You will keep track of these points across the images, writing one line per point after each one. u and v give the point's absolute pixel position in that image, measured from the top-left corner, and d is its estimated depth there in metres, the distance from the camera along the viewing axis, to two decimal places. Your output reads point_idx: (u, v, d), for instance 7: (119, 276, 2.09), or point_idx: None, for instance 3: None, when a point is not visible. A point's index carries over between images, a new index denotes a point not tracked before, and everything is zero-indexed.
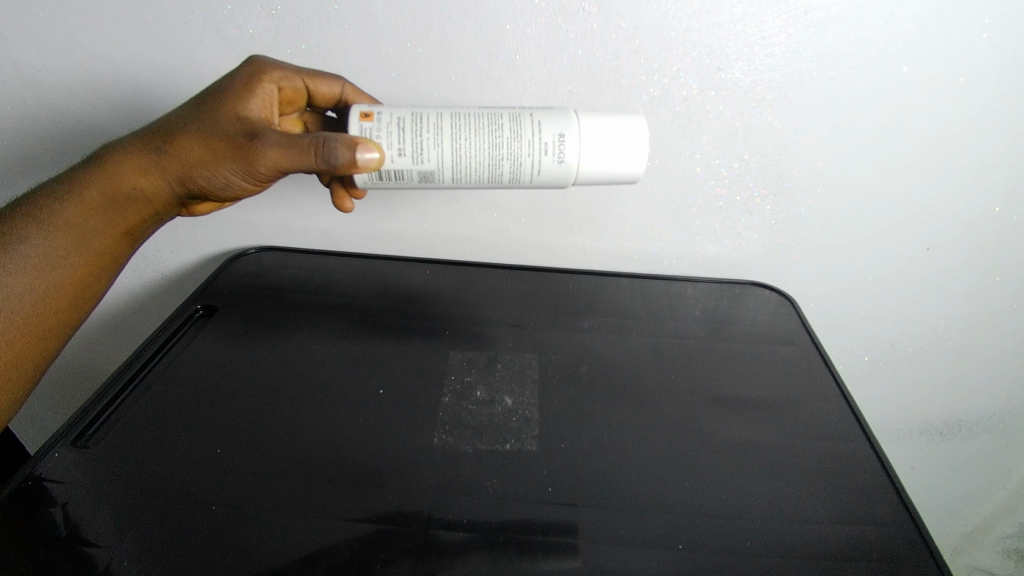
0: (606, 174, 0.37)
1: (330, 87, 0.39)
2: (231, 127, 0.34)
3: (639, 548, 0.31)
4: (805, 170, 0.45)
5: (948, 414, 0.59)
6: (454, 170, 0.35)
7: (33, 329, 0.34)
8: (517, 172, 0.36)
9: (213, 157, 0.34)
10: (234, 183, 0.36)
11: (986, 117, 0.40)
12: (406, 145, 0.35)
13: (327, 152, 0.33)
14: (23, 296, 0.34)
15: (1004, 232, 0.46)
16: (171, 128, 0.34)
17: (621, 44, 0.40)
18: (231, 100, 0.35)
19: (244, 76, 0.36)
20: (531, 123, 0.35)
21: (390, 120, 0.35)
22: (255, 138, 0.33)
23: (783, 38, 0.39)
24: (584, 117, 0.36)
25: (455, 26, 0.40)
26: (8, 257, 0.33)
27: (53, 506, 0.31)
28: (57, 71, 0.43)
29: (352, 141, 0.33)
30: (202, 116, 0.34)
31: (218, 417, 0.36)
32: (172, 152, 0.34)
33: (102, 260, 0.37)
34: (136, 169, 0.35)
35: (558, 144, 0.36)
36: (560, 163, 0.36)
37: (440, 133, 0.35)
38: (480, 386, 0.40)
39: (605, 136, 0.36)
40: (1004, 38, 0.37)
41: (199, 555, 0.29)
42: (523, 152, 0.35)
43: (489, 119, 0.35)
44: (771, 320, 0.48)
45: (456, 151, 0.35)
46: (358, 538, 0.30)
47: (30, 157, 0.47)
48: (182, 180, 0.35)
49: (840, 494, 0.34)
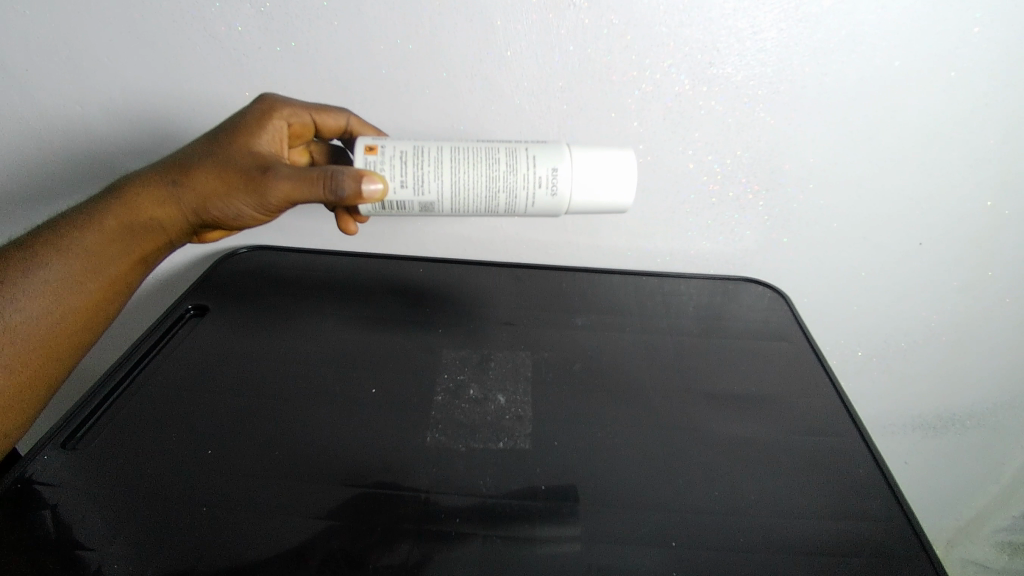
0: (597, 202, 0.38)
1: (336, 120, 0.40)
2: (244, 161, 0.35)
3: (633, 545, 0.31)
4: (798, 166, 0.45)
5: (941, 409, 0.59)
6: (454, 201, 0.36)
7: (48, 350, 0.34)
8: (512, 204, 0.37)
9: (226, 189, 0.35)
10: (246, 214, 0.37)
11: (977, 111, 0.40)
12: (408, 177, 0.36)
13: (335, 184, 0.34)
14: (41, 320, 0.34)
15: (995, 226, 0.46)
16: (187, 160, 0.36)
17: (613, 39, 0.39)
18: (243, 135, 0.36)
19: (256, 112, 0.37)
20: (526, 157, 0.36)
21: (394, 154, 0.36)
22: (267, 171, 0.34)
23: (775, 33, 0.39)
24: (578, 148, 0.37)
25: (445, 22, 0.39)
26: (25, 277, 0.33)
27: (44, 508, 0.30)
28: (44, 71, 0.43)
29: (357, 173, 0.34)
30: (217, 150, 0.35)
31: (211, 418, 0.36)
32: (187, 182, 0.35)
33: (117, 285, 0.37)
34: (153, 199, 0.36)
35: (551, 178, 0.36)
36: (554, 196, 0.37)
37: (440, 167, 0.36)
38: (474, 384, 0.40)
39: (597, 167, 0.37)
40: (995, 33, 0.37)
41: (190, 556, 0.29)
42: (518, 185, 0.36)
43: (487, 153, 0.36)
44: (765, 316, 0.48)
45: (454, 184, 0.36)
46: (349, 538, 0.30)
47: (18, 158, 0.47)
48: (197, 210, 0.36)
49: (832, 489, 0.35)
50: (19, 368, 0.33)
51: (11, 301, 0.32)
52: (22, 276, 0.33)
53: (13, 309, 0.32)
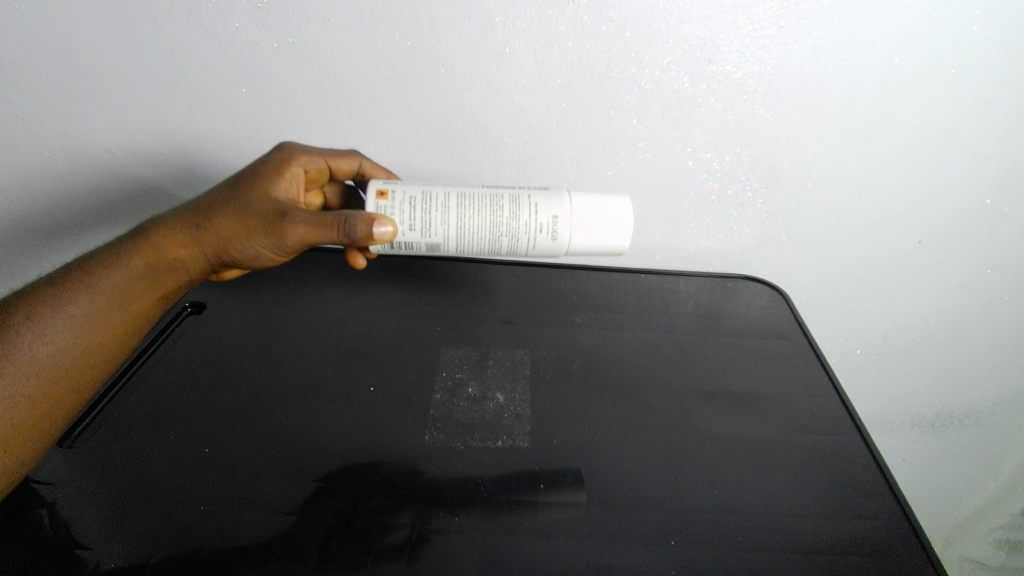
0: (594, 246, 0.39)
1: (350, 164, 0.42)
2: (264, 206, 0.37)
3: (632, 544, 0.31)
4: (798, 163, 0.45)
5: (940, 406, 0.60)
6: (459, 244, 0.38)
7: (69, 381, 0.35)
8: (514, 246, 0.38)
9: (246, 232, 0.37)
10: (263, 255, 0.38)
11: (978, 108, 0.40)
12: (416, 221, 0.37)
13: (348, 227, 0.35)
14: (66, 353, 0.35)
15: (995, 225, 0.46)
16: (209, 205, 0.38)
17: (612, 36, 0.39)
18: (262, 182, 0.38)
19: (275, 160, 0.39)
20: (529, 204, 0.38)
21: (403, 199, 0.37)
22: (285, 216, 0.36)
23: (775, 30, 0.38)
24: (578, 196, 0.38)
25: (442, 19, 0.39)
26: (51, 315, 0.35)
27: (41, 508, 0.31)
28: (41, 66, 0.42)
29: (369, 217, 0.36)
30: (238, 196, 0.37)
31: (208, 417, 0.36)
32: (209, 226, 0.37)
33: (137, 321, 0.38)
34: (177, 241, 0.38)
35: (552, 225, 0.38)
36: (555, 240, 0.38)
37: (447, 213, 0.37)
38: (472, 383, 0.40)
39: (595, 211, 0.38)
40: (996, 30, 0.36)
41: (186, 554, 0.29)
42: (521, 231, 0.37)
43: (492, 200, 0.37)
44: (764, 315, 0.48)
45: (460, 229, 0.37)
46: (347, 540, 0.30)
47: (18, 153, 0.47)
48: (217, 251, 0.38)
49: (831, 487, 0.35)
50: (42, 398, 0.34)
51: (37, 336, 0.34)
52: (48, 312, 0.35)
53: (39, 342, 0.34)
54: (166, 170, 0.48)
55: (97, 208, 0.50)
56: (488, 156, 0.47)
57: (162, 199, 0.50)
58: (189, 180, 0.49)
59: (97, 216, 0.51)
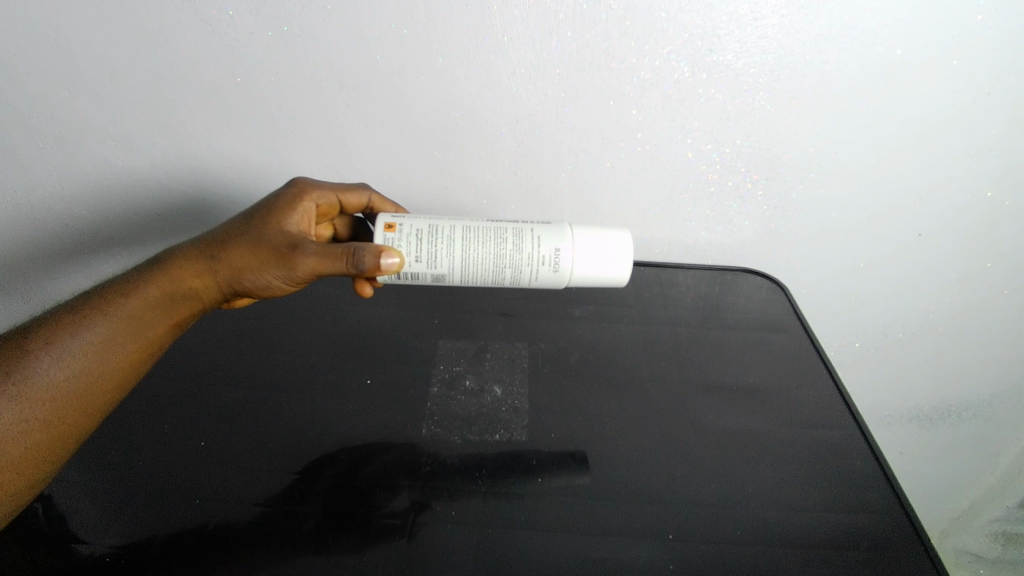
0: (595, 277, 0.39)
1: (359, 198, 0.41)
2: (277, 238, 0.35)
3: (632, 538, 0.31)
4: (798, 154, 0.44)
5: (938, 399, 0.60)
6: (464, 277, 0.37)
7: (82, 408, 0.32)
8: (517, 279, 0.38)
9: (258, 263, 0.35)
10: (275, 286, 0.36)
11: (982, 99, 0.39)
12: (422, 253, 0.36)
13: (356, 259, 0.34)
14: (81, 378, 0.32)
15: (995, 219, 0.46)
16: (222, 237, 0.36)
17: (612, 25, 0.39)
18: (275, 214, 0.36)
19: (288, 195, 0.38)
20: (532, 237, 0.37)
21: (410, 232, 0.37)
22: (296, 248, 0.34)
23: (777, 19, 0.38)
24: (579, 229, 0.38)
25: (440, 8, 0.38)
26: (69, 339, 0.32)
27: (38, 500, 0.31)
28: (32, 56, 0.42)
29: (377, 249, 0.34)
30: (251, 228, 0.36)
31: (205, 412, 0.36)
32: (221, 257, 0.35)
33: (150, 350, 0.35)
34: (191, 272, 0.35)
35: (554, 257, 0.37)
36: (556, 272, 0.38)
37: (452, 245, 0.36)
38: (470, 375, 0.40)
39: (594, 243, 0.38)
40: (1001, 21, 0.36)
41: (180, 544, 0.29)
42: (524, 264, 0.37)
43: (496, 233, 0.37)
44: (762, 308, 0.51)
45: (465, 261, 0.37)
46: (345, 532, 0.30)
47: (9, 144, 0.46)
48: (229, 283, 0.36)
49: (830, 480, 0.35)
50: (54, 423, 0.31)
51: (54, 361, 0.31)
52: (64, 337, 0.32)
53: (54, 367, 0.31)
54: (161, 161, 0.48)
55: (89, 195, 0.50)
56: (487, 146, 0.46)
57: (156, 190, 0.50)
58: (185, 171, 0.49)
59: (90, 203, 0.50)
